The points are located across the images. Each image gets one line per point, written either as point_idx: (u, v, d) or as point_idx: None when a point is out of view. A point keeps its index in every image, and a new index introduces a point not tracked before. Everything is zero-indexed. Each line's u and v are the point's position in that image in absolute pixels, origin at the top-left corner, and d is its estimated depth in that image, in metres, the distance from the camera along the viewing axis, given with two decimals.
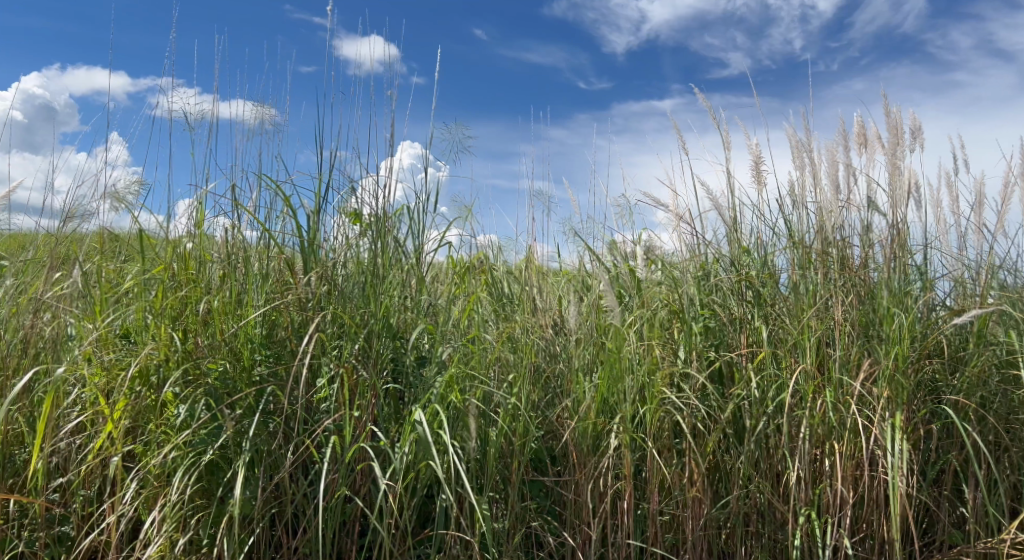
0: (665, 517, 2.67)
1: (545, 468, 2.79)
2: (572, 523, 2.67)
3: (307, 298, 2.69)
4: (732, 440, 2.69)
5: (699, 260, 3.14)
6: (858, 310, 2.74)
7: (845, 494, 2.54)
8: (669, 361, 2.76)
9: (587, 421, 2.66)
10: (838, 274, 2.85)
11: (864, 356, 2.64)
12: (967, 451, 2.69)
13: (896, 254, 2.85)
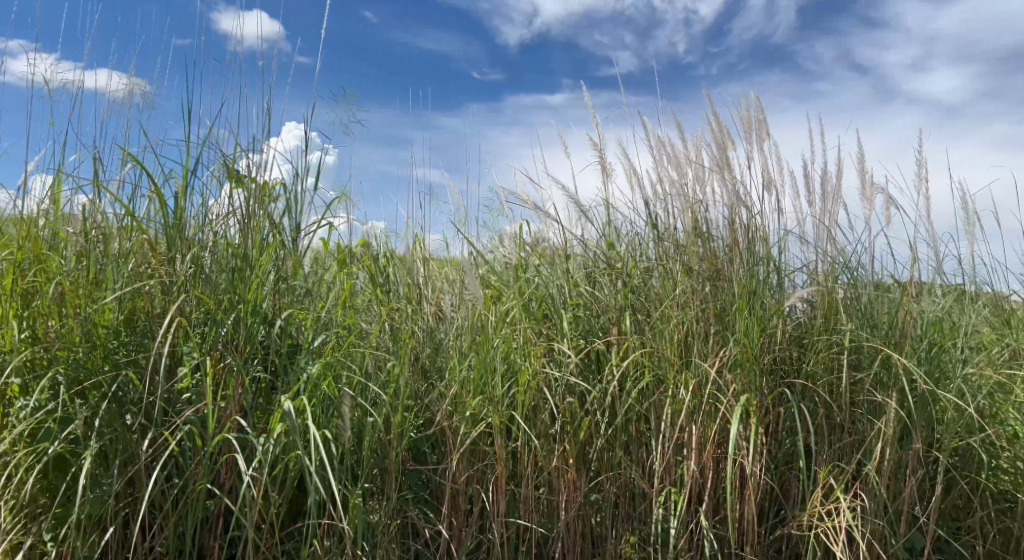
0: (541, 501, 2.72)
1: (424, 457, 2.79)
2: (447, 512, 2.67)
3: (170, 282, 2.53)
4: (605, 425, 2.79)
5: (577, 250, 3.22)
6: (722, 300, 2.90)
7: (712, 474, 2.71)
8: (547, 347, 2.84)
9: (462, 406, 2.67)
10: (706, 265, 2.99)
11: (722, 346, 2.80)
12: (818, 433, 2.91)
13: (755, 247, 3.04)
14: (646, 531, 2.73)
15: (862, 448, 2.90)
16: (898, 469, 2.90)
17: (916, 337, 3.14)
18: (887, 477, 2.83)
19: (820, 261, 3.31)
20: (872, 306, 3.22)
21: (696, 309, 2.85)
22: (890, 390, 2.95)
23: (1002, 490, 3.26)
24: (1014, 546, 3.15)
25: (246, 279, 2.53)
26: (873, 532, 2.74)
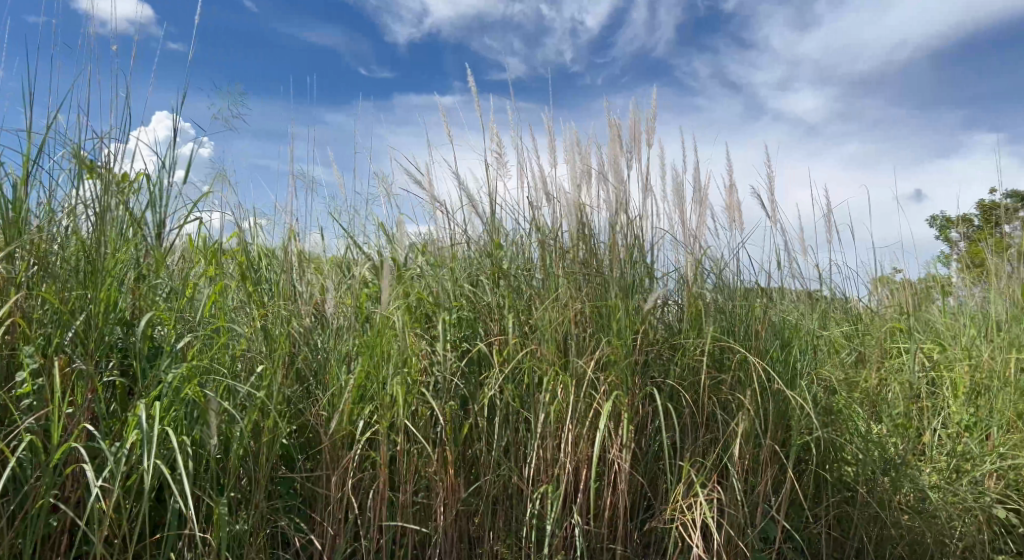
0: (417, 505, 2.70)
1: (295, 463, 2.70)
2: (319, 520, 2.60)
3: (10, 279, 2.31)
4: (484, 427, 2.82)
5: (461, 249, 3.22)
6: (598, 303, 2.99)
7: (585, 473, 2.78)
8: (427, 348, 2.83)
9: (337, 409, 2.61)
10: (583, 268, 3.08)
11: (596, 346, 2.89)
12: (683, 430, 3.06)
13: (631, 250, 3.17)
14: (521, 529, 2.77)
15: (723, 444, 3.07)
16: (754, 463, 3.10)
17: (773, 339, 3.37)
18: (744, 471, 3.03)
19: (691, 265, 3.49)
20: (736, 310, 3.43)
21: (575, 310, 2.93)
22: (749, 388, 3.16)
23: (843, 479, 3.59)
24: (852, 530, 3.51)
25: (100, 276, 2.35)
26: (731, 522, 2.92)
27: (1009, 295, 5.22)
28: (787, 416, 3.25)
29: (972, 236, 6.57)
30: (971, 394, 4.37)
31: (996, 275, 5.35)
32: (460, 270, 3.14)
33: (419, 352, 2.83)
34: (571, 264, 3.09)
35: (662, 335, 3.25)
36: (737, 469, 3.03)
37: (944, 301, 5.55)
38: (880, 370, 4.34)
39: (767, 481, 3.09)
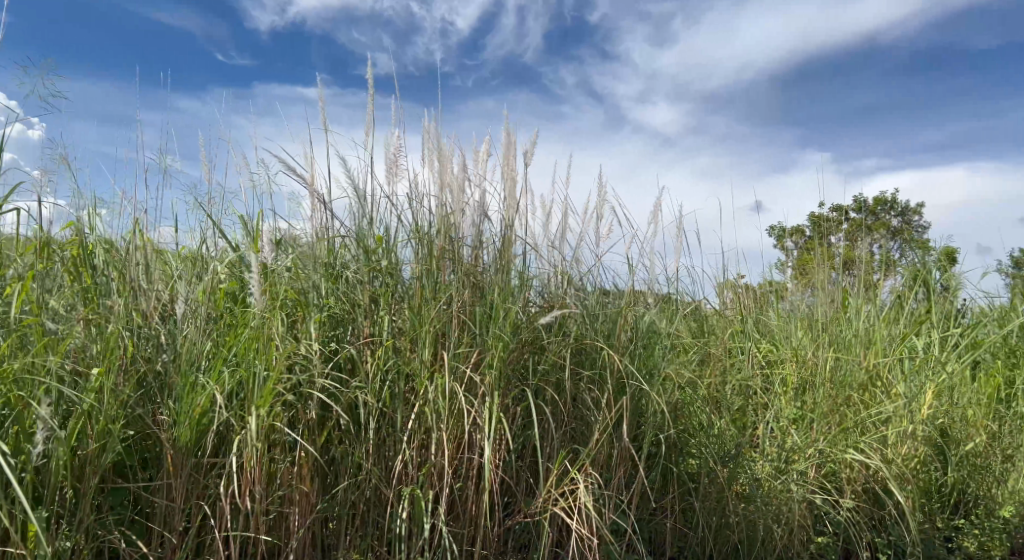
0: (271, 514, 2.59)
1: (134, 472, 2.51)
2: (157, 533, 2.44)
3: None
4: (349, 430, 2.74)
5: (330, 246, 3.11)
6: (473, 305, 3.02)
7: (452, 473, 2.81)
8: (294, 350, 2.71)
9: (189, 414, 2.45)
10: (456, 270, 3.08)
11: (473, 348, 2.92)
12: (548, 429, 3.17)
13: (500, 254, 3.23)
14: (385, 532, 2.74)
15: (585, 440, 3.22)
16: (611, 459, 3.27)
17: (634, 341, 3.56)
18: (601, 466, 3.19)
19: (558, 270, 3.61)
20: (601, 312, 3.59)
21: (453, 311, 2.94)
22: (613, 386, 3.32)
23: (689, 472, 3.86)
24: (694, 519, 3.82)
25: None
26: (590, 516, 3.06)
27: (833, 300, 5.81)
28: (643, 412, 3.45)
29: (803, 247, 7.25)
30: (797, 391, 4.85)
31: (824, 282, 5.94)
32: (329, 265, 3.03)
33: (286, 351, 2.72)
34: (446, 265, 3.09)
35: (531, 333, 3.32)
36: (595, 466, 3.19)
37: (779, 305, 6.08)
38: (724, 369, 4.69)
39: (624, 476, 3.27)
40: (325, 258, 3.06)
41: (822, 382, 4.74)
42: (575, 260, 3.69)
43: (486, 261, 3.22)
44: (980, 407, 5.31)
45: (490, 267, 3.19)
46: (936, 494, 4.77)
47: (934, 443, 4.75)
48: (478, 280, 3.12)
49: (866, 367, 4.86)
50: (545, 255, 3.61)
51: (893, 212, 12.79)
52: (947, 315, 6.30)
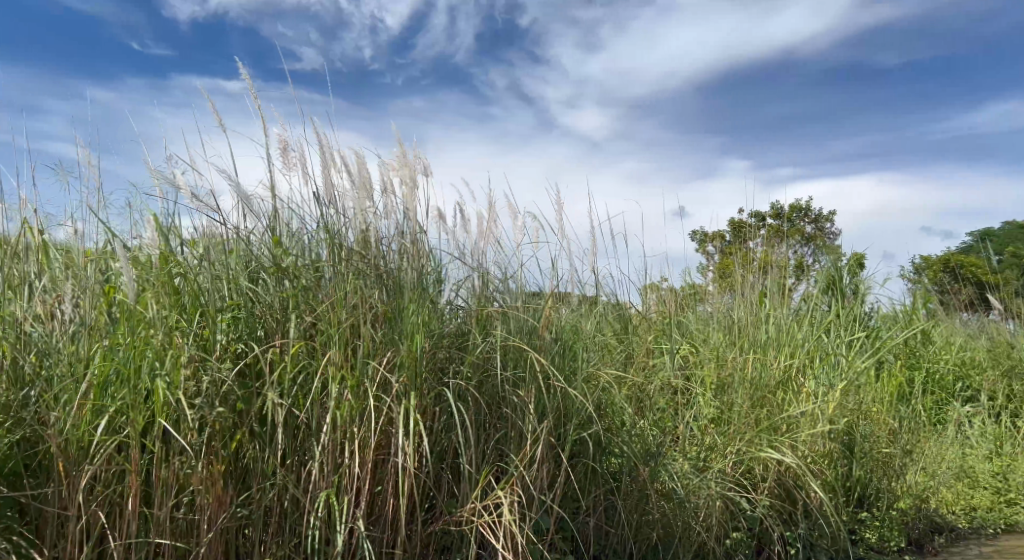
0: (178, 519, 2.51)
1: (20, 481, 2.37)
2: (54, 541, 2.36)
3: None
4: (259, 433, 2.65)
5: (237, 245, 2.99)
6: (385, 305, 2.97)
7: (368, 474, 2.76)
8: (198, 352, 2.59)
9: (77, 419, 2.38)
10: (369, 271, 3.03)
11: (386, 347, 2.87)
12: (468, 429, 3.18)
13: (414, 255, 3.20)
14: (298, 539, 2.68)
15: (506, 440, 3.24)
16: (533, 458, 3.29)
17: (554, 343, 3.61)
18: (526, 467, 3.20)
19: (479, 273, 3.62)
20: (523, 317, 3.62)
21: (366, 310, 2.88)
22: (534, 385, 3.35)
23: (612, 471, 3.92)
24: (615, 518, 3.89)
25: None
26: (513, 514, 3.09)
27: (750, 303, 6.02)
28: (562, 413, 3.50)
29: (724, 251, 7.48)
30: (720, 389, 4.97)
31: (742, 287, 6.15)
32: (239, 264, 2.93)
33: (188, 353, 2.62)
34: (359, 266, 3.04)
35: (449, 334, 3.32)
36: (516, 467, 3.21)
37: (699, 308, 6.26)
38: (646, 371, 4.80)
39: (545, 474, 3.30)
40: (233, 258, 2.96)
41: (740, 384, 4.89)
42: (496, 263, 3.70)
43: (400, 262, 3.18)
44: (884, 406, 5.61)
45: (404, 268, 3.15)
46: (843, 489, 5.02)
47: (840, 441, 5.00)
48: (392, 280, 3.07)
49: (777, 368, 5.07)
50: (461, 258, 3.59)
51: (808, 218, 13.37)
52: (855, 318, 6.62)
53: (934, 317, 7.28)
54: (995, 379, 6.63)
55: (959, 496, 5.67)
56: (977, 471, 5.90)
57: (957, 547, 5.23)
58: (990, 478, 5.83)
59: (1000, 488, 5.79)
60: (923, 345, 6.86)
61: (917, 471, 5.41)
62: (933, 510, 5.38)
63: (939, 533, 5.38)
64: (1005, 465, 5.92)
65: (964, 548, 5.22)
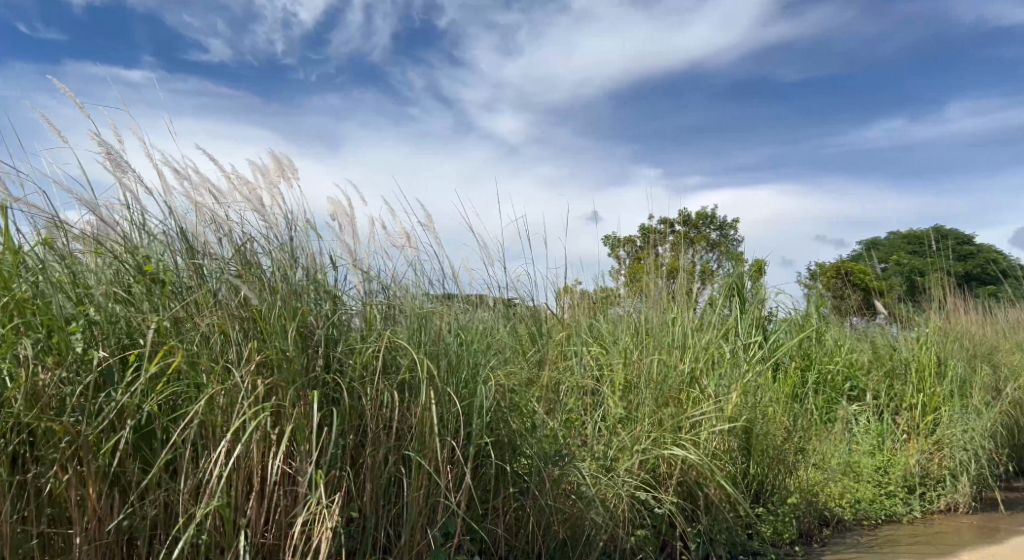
0: (48, 529, 2.56)
1: None
2: None
3: None
4: (134, 441, 2.69)
5: (102, 252, 2.93)
6: (253, 309, 2.97)
7: (249, 479, 2.81)
8: (63, 356, 2.60)
9: None
10: (237, 278, 3.03)
11: (258, 352, 2.88)
12: (369, 434, 3.17)
13: (285, 262, 3.22)
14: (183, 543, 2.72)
15: (406, 442, 3.26)
16: (435, 461, 3.30)
17: (449, 347, 3.67)
18: (423, 470, 3.26)
19: (366, 282, 3.71)
20: (419, 323, 3.65)
21: (235, 316, 2.90)
22: (432, 387, 3.37)
23: (519, 472, 3.98)
24: (524, 515, 3.96)
25: None
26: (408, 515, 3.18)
27: (658, 307, 6.22)
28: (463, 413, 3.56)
29: (636, 255, 7.71)
30: (630, 389, 5.11)
31: (651, 291, 6.36)
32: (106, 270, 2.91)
33: (47, 362, 2.58)
34: (226, 275, 3.05)
35: (344, 336, 3.30)
36: (417, 470, 3.25)
37: (612, 311, 6.39)
38: (556, 370, 4.89)
39: (447, 476, 3.34)
40: (97, 264, 2.90)
41: (646, 384, 5.06)
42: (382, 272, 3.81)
43: (271, 268, 3.18)
44: (779, 406, 5.93)
45: (275, 274, 3.16)
46: (742, 485, 5.27)
47: (739, 440, 5.25)
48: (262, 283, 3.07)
49: (681, 369, 5.26)
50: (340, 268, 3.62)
51: (714, 226, 13.93)
52: (754, 322, 6.97)
53: (825, 322, 7.74)
54: (879, 380, 7.08)
55: (846, 489, 6.05)
56: (862, 465, 6.32)
57: (841, 538, 5.60)
58: (873, 472, 6.26)
59: (882, 480, 6.22)
60: (815, 347, 7.28)
61: (807, 467, 5.75)
62: (822, 503, 5.73)
63: (826, 525, 5.74)
64: (886, 460, 6.36)
65: (847, 539, 5.60)
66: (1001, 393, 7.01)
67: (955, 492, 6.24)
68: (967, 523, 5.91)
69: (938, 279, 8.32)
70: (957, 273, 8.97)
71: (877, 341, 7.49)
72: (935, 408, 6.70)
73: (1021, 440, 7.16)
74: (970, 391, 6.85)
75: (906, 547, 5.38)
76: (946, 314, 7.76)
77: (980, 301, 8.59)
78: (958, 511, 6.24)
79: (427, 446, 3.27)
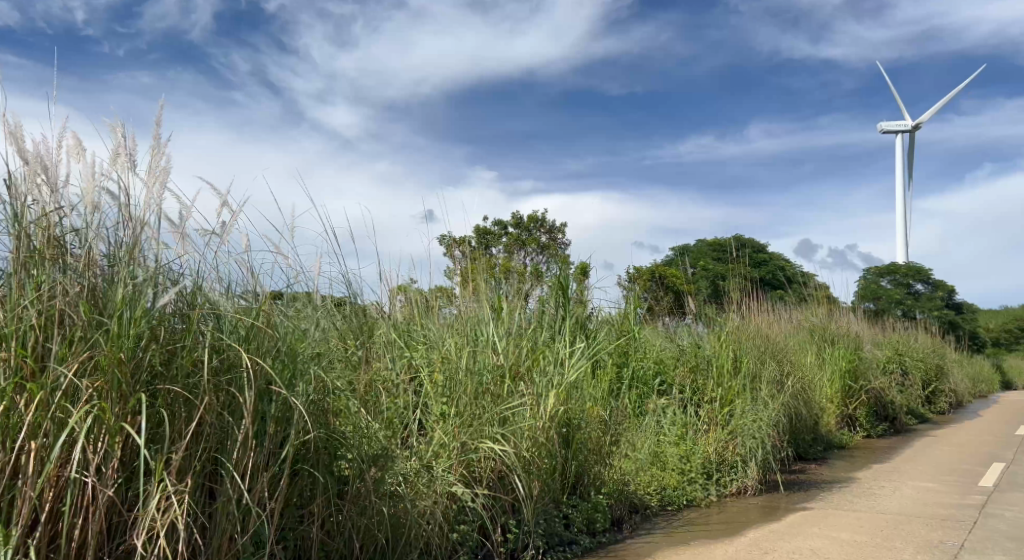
0: None
1: None
2: None
3: None
4: None
5: None
6: (82, 305, 2.87)
7: (48, 485, 2.64)
8: None
9: None
10: (62, 270, 2.93)
11: (84, 349, 2.77)
12: (185, 433, 3.09)
13: (121, 254, 3.14)
14: None
15: (222, 445, 3.18)
16: (252, 463, 3.23)
17: (269, 344, 3.54)
18: (239, 473, 3.19)
19: (190, 274, 3.61)
20: (241, 324, 3.49)
21: (61, 305, 2.82)
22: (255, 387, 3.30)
23: (338, 475, 3.91)
24: (342, 519, 3.86)
25: None
26: (223, 520, 3.10)
27: (490, 307, 6.35)
28: (292, 418, 3.46)
29: (471, 254, 7.81)
30: (457, 387, 5.11)
31: (483, 292, 6.50)
32: None
33: None
34: (52, 265, 2.92)
35: (172, 338, 3.19)
36: (238, 475, 3.16)
37: (446, 309, 6.36)
38: (368, 366, 4.83)
39: (265, 479, 3.28)
40: None
41: (462, 376, 5.15)
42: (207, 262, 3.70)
43: (103, 260, 3.10)
44: (595, 401, 6.33)
45: (107, 267, 3.08)
46: (559, 478, 5.51)
47: (559, 434, 5.49)
48: (93, 276, 2.98)
49: (498, 365, 5.46)
50: (177, 259, 3.58)
51: (543, 230, 14.38)
52: (576, 321, 7.29)
53: (641, 322, 8.28)
54: (684, 375, 7.66)
55: (653, 477, 6.50)
56: (668, 456, 6.82)
57: (648, 524, 6.02)
58: (677, 462, 6.79)
59: (684, 468, 6.78)
60: (629, 344, 7.77)
61: (619, 459, 6.12)
62: (632, 491, 6.14)
63: (635, 512, 6.14)
64: (689, 448, 6.93)
65: (653, 524, 6.03)
66: (783, 386, 7.92)
67: (744, 476, 7.01)
68: (753, 504, 6.60)
69: (736, 284, 9.23)
70: (752, 279, 9.99)
71: (686, 339, 8.14)
72: (730, 400, 7.44)
73: (798, 428, 8.14)
74: (758, 385, 7.69)
75: (704, 527, 5.92)
76: (742, 316, 8.63)
77: (770, 304, 9.62)
78: (747, 493, 6.98)
79: (241, 447, 3.19)
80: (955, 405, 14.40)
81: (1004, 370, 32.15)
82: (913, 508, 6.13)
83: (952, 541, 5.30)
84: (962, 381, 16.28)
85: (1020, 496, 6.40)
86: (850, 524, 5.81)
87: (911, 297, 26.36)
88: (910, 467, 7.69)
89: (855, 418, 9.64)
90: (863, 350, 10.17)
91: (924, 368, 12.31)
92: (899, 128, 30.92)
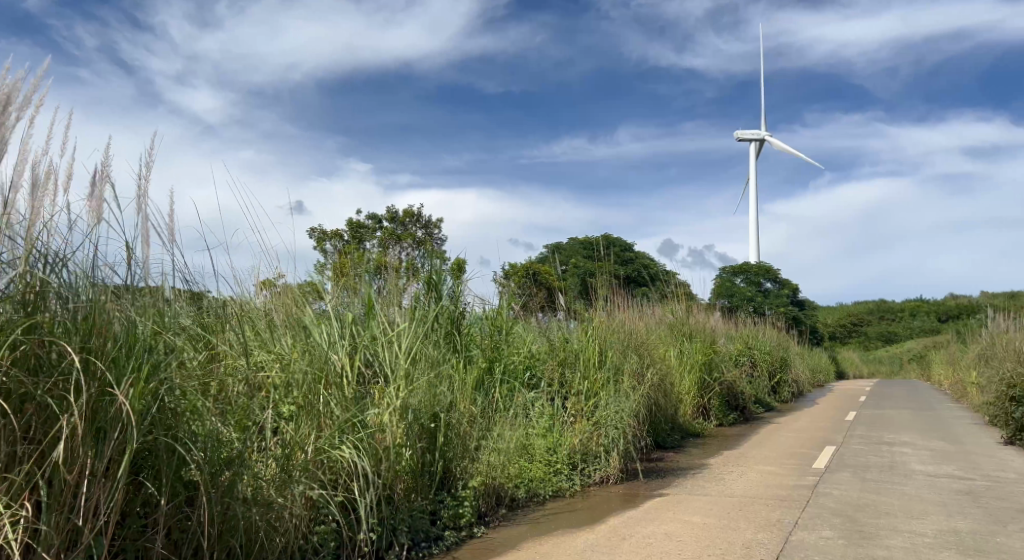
0: None
1: None
2: None
3: None
4: None
5: None
6: None
7: None
8: None
9: None
10: None
11: None
12: (11, 441, 2.90)
13: None
14: None
15: (51, 455, 2.95)
16: (82, 471, 3.01)
17: (114, 333, 3.34)
18: (66, 482, 2.97)
19: (33, 249, 3.35)
20: (86, 312, 3.29)
21: None
22: (87, 389, 3.08)
23: (187, 480, 3.68)
24: (190, 527, 3.67)
25: None
26: (48, 534, 2.89)
27: (364, 304, 6.23)
28: (130, 420, 3.20)
29: (344, 248, 7.60)
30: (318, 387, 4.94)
31: (354, 289, 6.36)
32: None
33: None
34: None
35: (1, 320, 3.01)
36: (64, 484, 2.96)
37: (319, 304, 6.08)
38: (221, 361, 4.53)
39: (100, 488, 3.08)
40: None
41: (305, 376, 4.92)
42: (51, 240, 3.50)
43: None
44: (464, 396, 6.36)
45: None
46: (426, 474, 5.48)
47: (422, 428, 5.44)
48: None
49: (341, 361, 5.27)
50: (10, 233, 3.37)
51: (419, 225, 14.28)
52: (449, 317, 7.28)
53: (514, 318, 8.36)
54: (552, 370, 7.85)
55: (521, 469, 6.61)
56: (536, 448, 6.96)
57: (513, 516, 6.13)
58: (544, 453, 6.94)
59: (551, 460, 6.95)
60: (501, 338, 7.84)
61: (489, 452, 6.17)
62: (499, 484, 6.21)
63: (501, 504, 6.24)
64: (555, 439, 7.12)
65: (518, 515, 6.16)
66: (643, 378, 8.32)
67: (607, 465, 7.32)
68: (614, 492, 6.87)
69: (604, 281, 9.58)
70: (619, 276, 10.39)
71: (556, 333, 8.34)
72: (595, 392, 7.69)
73: (658, 418, 8.58)
74: (620, 376, 8.03)
75: (566, 516, 6.12)
76: (608, 312, 8.99)
77: (636, 300, 10.06)
78: (609, 481, 7.29)
79: (69, 455, 2.98)
80: (795, 394, 15.73)
81: (840, 361, 35.44)
82: (756, 490, 6.63)
83: (789, 519, 5.77)
84: (802, 371, 17.78)
85: (845, 475, 7.07)
86: (700, 507, 6.19)
87: (762, 294, 28.48)
88: (756, 453, 8.30)
89: (709, 408, 10.29)
90: (717, 344, 10.86)
91: (770, 360, 13.35)
92: (755, 138, 33.23)
